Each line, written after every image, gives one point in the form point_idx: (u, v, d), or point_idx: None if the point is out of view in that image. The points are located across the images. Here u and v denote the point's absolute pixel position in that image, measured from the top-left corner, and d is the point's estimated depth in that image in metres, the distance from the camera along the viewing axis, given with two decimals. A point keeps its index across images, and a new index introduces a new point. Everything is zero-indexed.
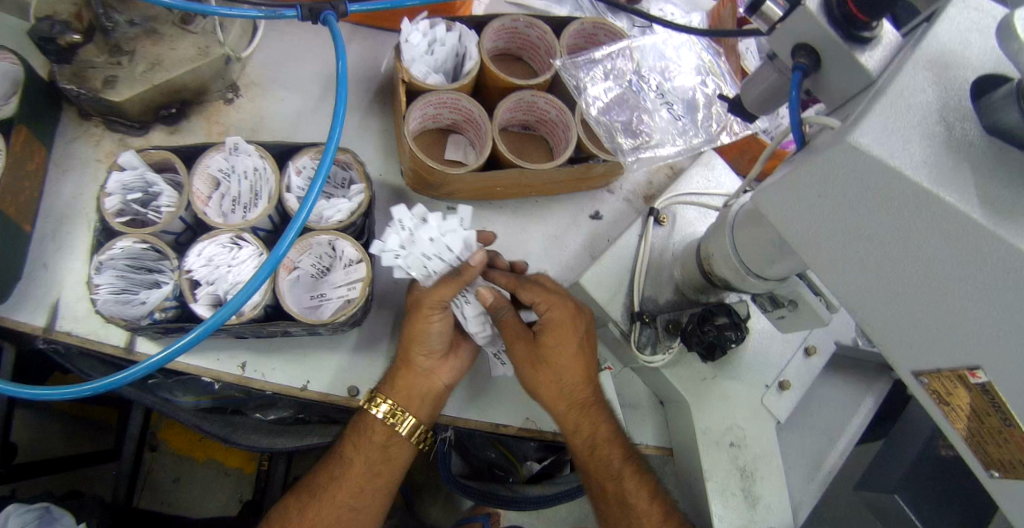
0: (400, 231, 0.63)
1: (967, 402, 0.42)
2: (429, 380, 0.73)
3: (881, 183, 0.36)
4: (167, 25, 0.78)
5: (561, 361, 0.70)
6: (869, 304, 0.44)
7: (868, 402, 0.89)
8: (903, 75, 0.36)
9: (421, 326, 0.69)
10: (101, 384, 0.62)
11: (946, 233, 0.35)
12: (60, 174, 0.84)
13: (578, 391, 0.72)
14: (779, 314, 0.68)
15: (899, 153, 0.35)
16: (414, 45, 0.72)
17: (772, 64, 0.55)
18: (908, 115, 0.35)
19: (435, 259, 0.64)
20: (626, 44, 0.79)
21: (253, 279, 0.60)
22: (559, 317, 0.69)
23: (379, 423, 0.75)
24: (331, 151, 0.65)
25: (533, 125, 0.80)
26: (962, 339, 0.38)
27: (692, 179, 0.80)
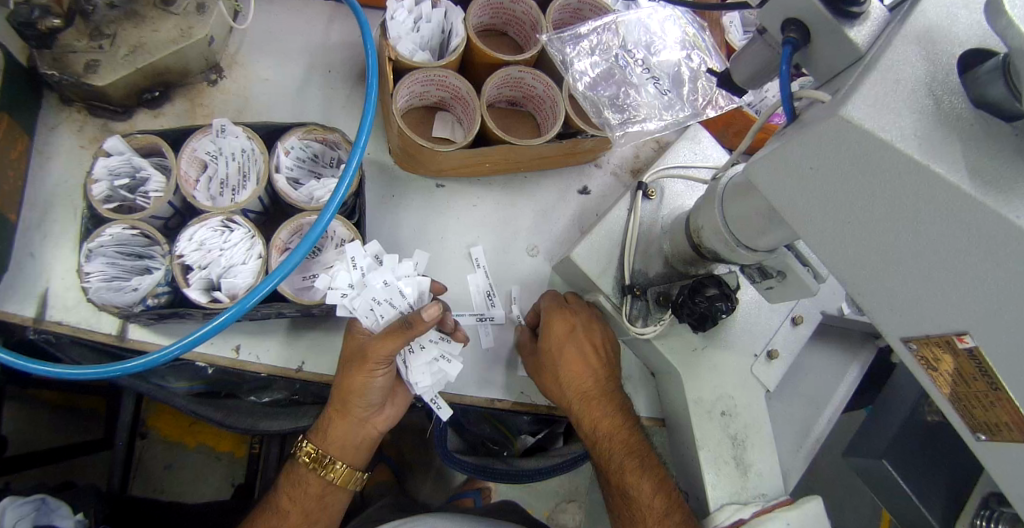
0: (353, 269, 0.67)
1: (950, 366, 0.44)
2: (364, 428, 0.74)
3: (871, 153, 0.38)
4: (147, 7, 0.77)
5: (560, 357, 0.72)
6: (859, 273, 0.45)
7: (854, 369, 0.91)
8: (890, 50, 0.38)
9: (362, 381, 0.67)
10: (118, 369, 0.63)
11: (933, 201, 0.36)
12: (42, 160, 0.83)
13: (583, 385, 0.72)
14: (768, 284, 0.70)
15: (887, 128, 0.36)
16: (399, 22, 0.71)
17: (762, 39, 0.56)
18: (895, 89, 0.37)
19: (384, 306, 0.67)
20: (611, 18, 0.79)
21: (275, 275, 0.60)
22: (553, 317, 0.73)
23: (312, 474, 0.76)
24: (358, 151, 0.63)
25: (520, 101, 0.81)
26: (950, 304, 0.40)
27: (679, 152, 0.80)
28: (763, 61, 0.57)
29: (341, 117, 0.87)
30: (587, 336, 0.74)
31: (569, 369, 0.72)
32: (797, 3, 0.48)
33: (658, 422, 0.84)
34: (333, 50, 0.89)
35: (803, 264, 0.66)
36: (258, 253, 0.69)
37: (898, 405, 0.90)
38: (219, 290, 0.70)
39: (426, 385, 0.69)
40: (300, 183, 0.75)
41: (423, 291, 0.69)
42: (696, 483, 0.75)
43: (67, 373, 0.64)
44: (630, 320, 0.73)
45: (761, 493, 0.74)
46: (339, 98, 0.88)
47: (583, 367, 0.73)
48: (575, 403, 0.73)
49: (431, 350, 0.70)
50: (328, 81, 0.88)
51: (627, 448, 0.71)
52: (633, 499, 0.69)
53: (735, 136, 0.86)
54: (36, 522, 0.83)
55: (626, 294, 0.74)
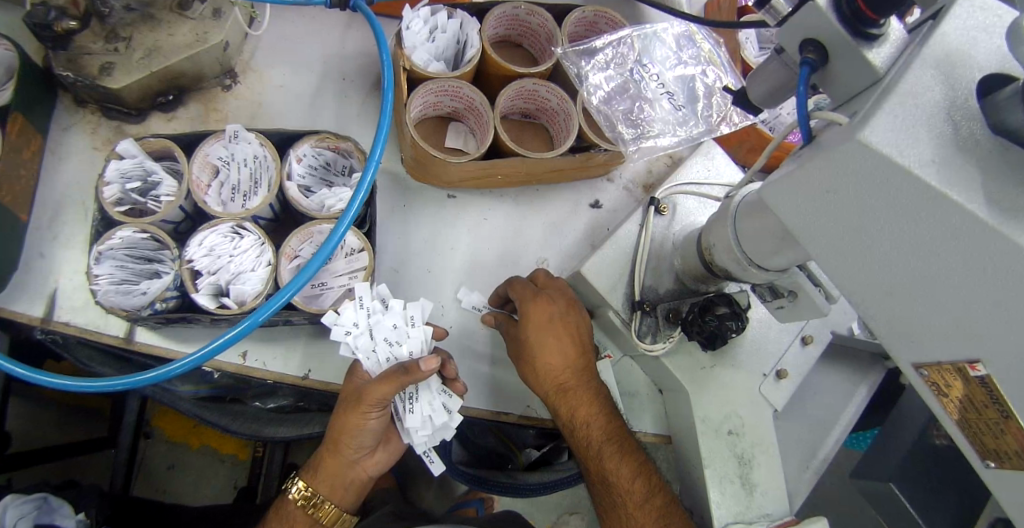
0: (360, 309, 0.64)
1: (962, 393, 0.44)
2: (354, 469, 0.75)
3: (890, 180, 0.37)
4: (164, 11, 0.78)
5: (539, 346, 0.71)
6: (873, 297, 0.45)
7: (863, 390, 0.91)
8: (912, 72, 0.37)
9: (353, 422, 0.68)
10: (131, 380, 0.64)
11: (950, 229, 0.36)
12: (55, 160, 0.84)
13: (556, 373, 0.71)
14: (779, 304, 0.69)
15: (907, 154, 0.36)
16: (414, 31, 0.72)
17: (780, 59, 0.56)
18: (916, 114, 0.36)
19: (387, 348, 0.65)
20: (628, 32, 0.78)
21: (286, 290, 0.59)
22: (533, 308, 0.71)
23: (299, 511, 0.76)
24: (373, 165, 0.63)
25: (533, 113, 0.80)
26: (962, 334, 0.40)
27: (692, 168, 0.79)
28: (778, 80, 0.58)
29: (354, 125, 0.87)
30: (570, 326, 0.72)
31: (552, 362, 0.71)
32: (818, 25, 0.48)
33: (664, 440, 0.82)
34: (347, 58, 0.89)
35: (816, 286, 0.66)
36: (268, 261, 0.69)
37: (908, 426, 0.89)
38: (228, 296, 0.70)
39: (416, 433, 0.67)
40: (311, 191, 0.75)
41: (422, 340, 0.66)
42: (701, 501, 0.75)
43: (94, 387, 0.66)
44: (639, 336, 0.72)
45: (766, 513, 0.73)
46: (352, 106, 0.88)
47: (565, 358, 0.71)
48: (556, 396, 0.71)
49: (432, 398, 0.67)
50: (342, 89, 0.88)
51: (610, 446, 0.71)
52: (616, 490, 0.71)
53: (748, 153, 0.85)
54: (38, 521, 0.84)
55: (636, 311, 0.73)
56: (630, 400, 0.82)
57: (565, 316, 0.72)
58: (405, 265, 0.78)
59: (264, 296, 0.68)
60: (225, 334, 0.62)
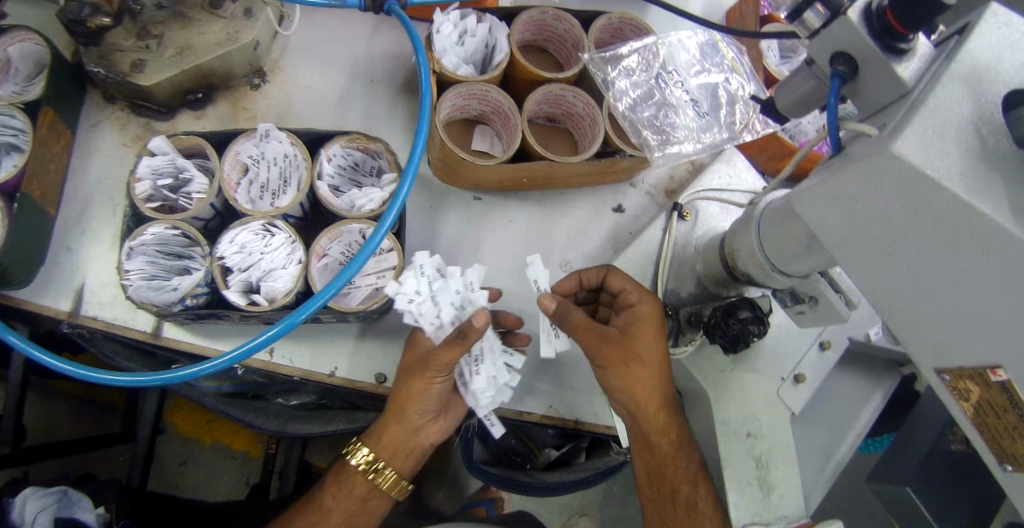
0: (421, 277, 0.67)
1: (981, 398, 0.44)
2: (416, 437, 0.75)
3: (919, 191, 0.38)
4: (195, 10, 0.79)
5: (649, 355, 0.68)
6: (898, 302, 0.46)
7: (878, 396, 0.92)
8: (940, 87, 0.37)
9: (418, 387, 0.69)
10: (166, 377, 0.65)
11: (976, 239, 0.37)
12: (83, 156, 0.85)
13: (660, 385, 0.69)
14: (799, 309, 0.70)
15: (937, 166, 0.37)
16: (445, 35, 0.73)
17: (810, 70, 0.57)
18: (946, 127, 0.37)
19: (450, 312, 0.68)
20: (653, 40, 0.79)
21: (324, 292, 0.61)
22: (643, 314, 0.68)
23: (359, 475, 0.77)
24: (410, 173, 0.64)
25: (558, 118, 0.81)
26: (983, 339, 0.41)
27: (716, 174, 0.81)
28: (807, 89, 0.59)
29: (381, 127, 0.88)
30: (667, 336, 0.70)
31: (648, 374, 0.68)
32: (852, 37, 0.50)
33: (682, 442, 0.84)
34: (375, 60, 0.90)
35: (835, 292, 0.66)
36: (299, 259, 0.70)
37: (922, 434, 0.90)
38: (257, 292, 0.71)
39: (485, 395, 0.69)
40: (340, 191, 0.76)
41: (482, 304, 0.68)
42: (718, 502, 0.76)
43: (120, 380, 0.66)
44: None
45: (784, 516, 0.74)
46: (379, 108, 0.89)
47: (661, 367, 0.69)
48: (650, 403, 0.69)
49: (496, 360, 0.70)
50: (368, 90, 0.89)
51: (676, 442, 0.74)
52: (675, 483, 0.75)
53: (769, 160, 0.86)
54: (58, 514, 0.85)
55: (660, 313, 0.76)
56: None
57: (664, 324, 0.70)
58: None
59: (294, 294, 0.69)
60: (261, 334, 0.63)
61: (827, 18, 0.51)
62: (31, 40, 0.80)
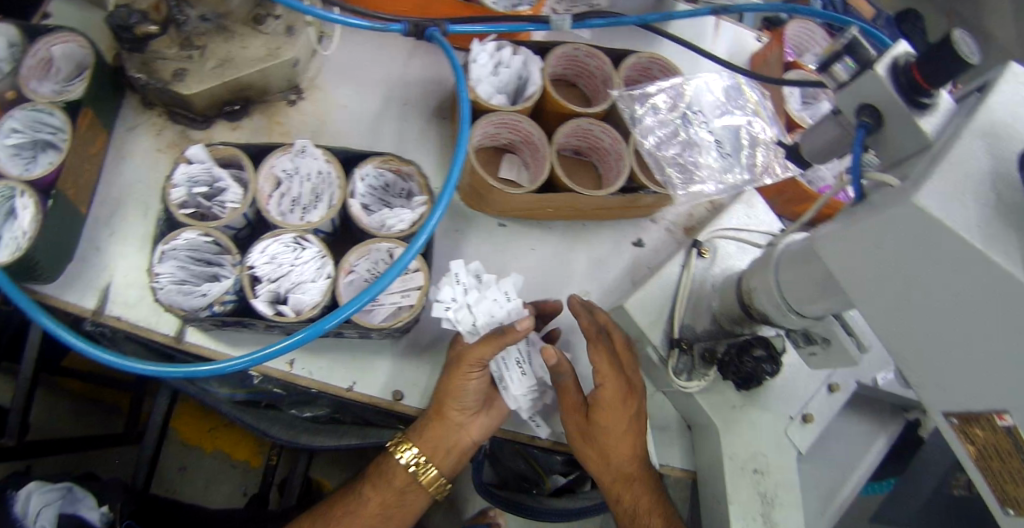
0: (456, 285, 0.71)
1: (988, 442, 0.45)
2: (458, 435, 0.76)
3: (934, 239, 0.40)
4: (239, 24, 0.81)
5: (612, 436, 0.74)
6: (913, 345, 0.47)
7: (882, 439, 0.93)
8: (960, 143, 0.40)
9: (458, 383, 0.70)
10: (186, 371, 0.64)
11: (989, 288, 0.39)
12: (117, 159, 0.87)
13: (625, 464, 0.77)
14: (811, 350, 0.72)
15: (953, 217, 0.39)
16: (480, 65, 0.75)
17: (835, 119, 0.60)
18: (964, 180, 0.39)
19: (487, 319, 0.71)
20: (679, 81, 0.82)
21: (348, 306, 0.61)
22: (608, 392, 0.72)
23: (401, 468, 0.78)
24: (445, 194, 0.64)
25: (584, 151, 0.83)
26: (996, 384, 0.42)
27: (735, 214, 0.84)
28: (830, 136, 0.62)
29: (411, 149, 0.90)
30: (634, 409, 0.75)
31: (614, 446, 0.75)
32: (881, 98, 0.52)
33: (690, 475, 0.84)
34: (409, 84, 0.93)
35: (848, 334, 0.68)
36: (328, 274, 0.72)
37: (925, 478, 0.91)
38: (284, 304, 0.72)
39: (516, 387, 0.72)
40: (370, 210, 0.78)
41: (518, 308, 0.71)
42: None
43: (145, 371, 0.65)
44: (675, 373, 0.75)
45: None
46: (410, 131, 0.91)
47: (624, 440, 0.75)
48: (611, 469, 0.77)
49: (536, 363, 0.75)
50: (401, 113, 0.92)
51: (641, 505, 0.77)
52: None
53: (786, 204, 0.89)
54: (62, 510, 0.87)
55: (674, 348, 0.76)
56: (660, 433, 0.84)
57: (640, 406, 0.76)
58: None
59: (321, 308, 0.71)
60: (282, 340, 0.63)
61: (854, 71, 0.56)
62: (76, 42, 0.82)
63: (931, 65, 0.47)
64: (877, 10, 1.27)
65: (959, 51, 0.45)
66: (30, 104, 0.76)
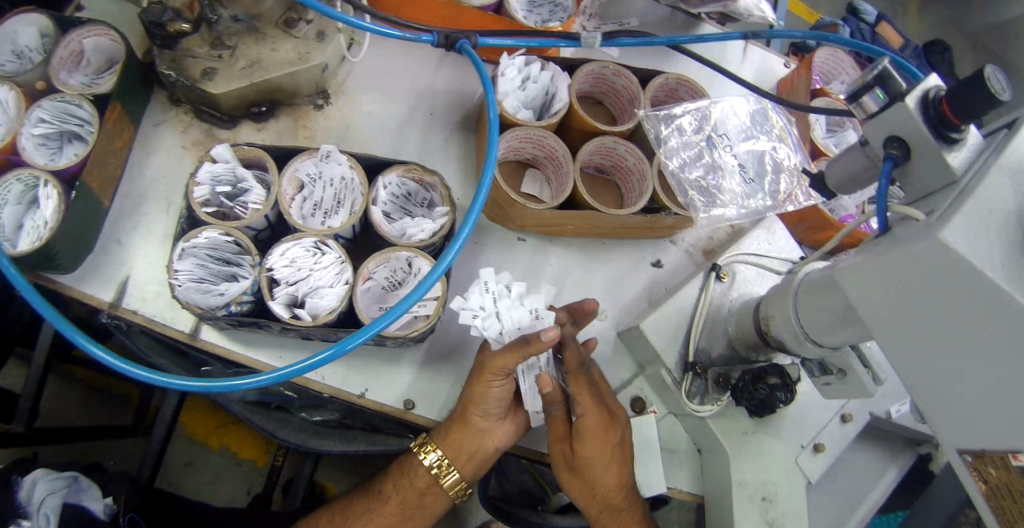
0: (485, 292, 0.70)
1: (1003, 483, 0.43)
2: (481, 441, 0.74)
3: (960, 276, 0.40)
4: (270, 27, 0.82)
5: (595, 467, 0.73)
6: (929, 387, 0.46)
7: (892, 472, 0.93)
8: (989, 182, 0.41)
9: (481, 389, 0.70)
10: (227, 385, 0.63)
11: (1012, 328, 0.39)
12: (142, 154, 0.87)
13: (612, 492, 0.75)
14: (825, 380, 0.71)
15: (979, 254, 0.39)
16: (508, 78, 0.76)
17: (863, 149, 0.60)
18: (991, 219, 0.40)
19: (512, 330, 0.70)
20: (705, 103, 0.82)
21: (383, 320, 0.60)
22: (592, 429, 0.70)
23: (424, 470, 0.77)
24: (477, 209, 0.64)
25: (607, 169, 0.84)
26: (1013, 426, 0.41)
27: (754, 240, 0.83)
28: (856, 166, 0.62)
29: (434, 159, 0.91)
30: (617, 439, 0.72)
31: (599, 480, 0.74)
32: (916, 133, 0.52)
33: (697, 500, 0.83)
34: (435, 93, 0.93)
35: (865, 367, 0.67)
36: (346, 279, 0.72)
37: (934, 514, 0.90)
38: (300, 307, 0.73)
39: (528, 399, 0.73)
40: (391, 217, 0.78)
41: (543, 316, 0.71)
42: None
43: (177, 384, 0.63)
44: (688, 397, 0.75)
45: None
46: (434, 140, 0.91)
47: (611, 474, 0.74)
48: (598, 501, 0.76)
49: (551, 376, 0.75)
50: (426, 122, 0.92)
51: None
52: None
53: (807, 232, 0.89)
54: (67, 499, 0.87)
55: (687, 372, 0.76)
56: (668, 456, 0.83)
57: (624, 436, 0.73)
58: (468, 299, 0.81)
59: (338, 313, 0.71)
60: (317, 356, 0.63)
61: (883, 102, 0.56)
62: (108, 36, 0.83)
63: (963, 100, 0.47)
64: (904, 40, 1.26)
65: (992, 88, 0.45)
66: (59, 95, 0.77)
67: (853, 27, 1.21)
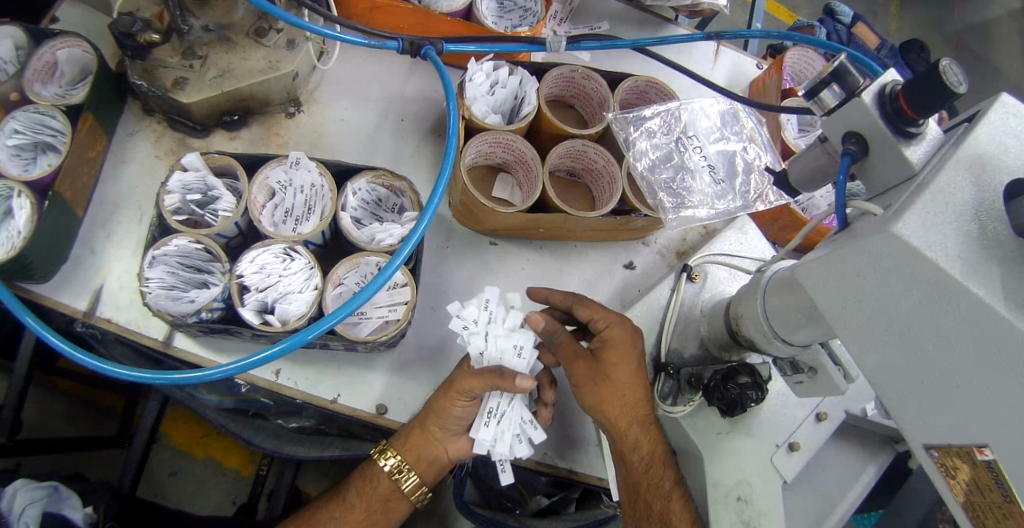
0: (482, 308, 0.70)
1: (970, 477, 0.42)
2: (438, 448, 0.75)
3: (916, 268, 0.40)
4: (240, 35, 0.82)
5: (623, 376, 0.72)
6: (891, 380, 0.45)
7: (870, 470, 0.93)
8: (944, 174, 0.40)
9: (443, 404, 0.70)
10: (168, 377, 0.65)
11: (969, 319, 0.38)
12: (116, 164, 0.87)
13: (640, 408, 0.72)
14: (797, 379, 0.71)
15: (934, 246, 0.39)
16: (476, 84, 0.76)
17: (823, 146, 0.60)
18: (947, 210, 0.39)
19: (494, 357, 0.69)
20: (676, 104, 0.82)
21: (330, 318, 0.62)
22: (617, 333, 0.73)
23: (384, 475, 0.78)
24: (430, 210, 0.66)
25: (578, 172, 0.84)
26: (974, 419, 0.40)
27: (726, 240, 0.84)
28: (817, 164, 0.62)
29: (406, 164, 0.91)
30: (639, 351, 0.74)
31: (624, 392, 0.72)
32: (871, 130, 0.52)
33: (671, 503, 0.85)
34: (407, 100, 0.94)
35: (835, 364, 0.68)
36: (315, 285, 0.73)
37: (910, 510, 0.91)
38: (270, 313, 0.73)
39: (478, 430, 0.70)
40: (361, 223, 0.79)
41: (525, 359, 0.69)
42: None
43: (127, 374, 0.67)
44: (660, 398, 0.76)
45: None
46: (406, 146, 0.92)
47: (635, 385, 0.73)
48: (624, 419, 0.72)
49: (516, 417, 0.70)
50: (399, 129, 0.92)
51: (657, 455, 0.74)
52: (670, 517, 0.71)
53: (780, 231, 0.89)
54: (46, 508, 0.85)
55: (660, 373, 0.77)
56: None
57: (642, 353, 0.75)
58: (441, 303, 0.82)
59: (307, 319, 0.71)
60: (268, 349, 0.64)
61: (842, 98, 0.56)
62: (80, 48, 0.83)
63: (920, 94, 0.47)
64: (881, 40, 1.27)
65: (947, 82, 0.46)
66: (32, 106, 0.77)
67: (829, 29, 1.22)
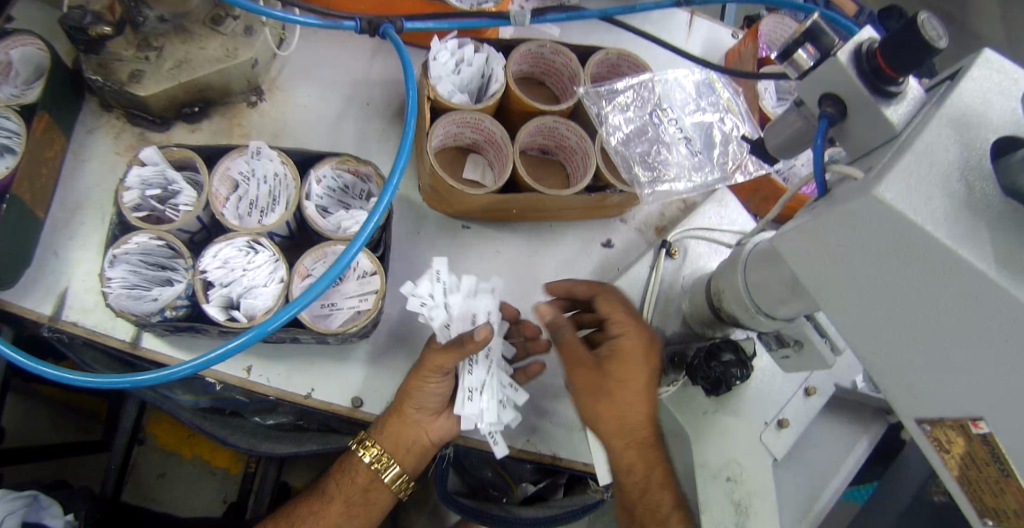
0: (436, 281, 0.69)
1: (964, 451, 0.41)
2: (417, 431, 0.73)
3: (903, 236, 0.36)
4: (196, 24, 0.79)
5: (632, 394, 0.69)
6: (880, 352, 0.43)
7: (863, 442, 0.92)
8: (927, 131, 0.36)
9: (416, 383, 0.69)
10: (131, 379, 0.63)
11: (960, 288, 0.35)
12: (77, 162, 0.85)
13: (639, 430, 0.70)
14: (784, 353, 0.69)
15: (920, 211, 0.35)
16: (441, 63, 0.73)
17: (799, 111, 0.57)
18: (930, 171, 0.36)
19: (458, 325, 0.69)
20: (648, 76, 0.80)
21: (292, 305, 0.59)
22: (629, 344, 0.69)
23: (364, 466, 0.76)
24: (390, 189, 0.63)
25: (551, 150, 0.81)
26: (967, 389, 0.38)
27: (705, 214, 0.82)
28: (794, 129, 0.59)
29: (376, 151, 0.89)
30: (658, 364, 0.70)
31: (625, 407, 0.69)
32: (842, 83, 0.49)
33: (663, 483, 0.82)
34: (373, 84, 0.91)
35: (821, 336, 0.65)
36: (280, 277, 0.70)
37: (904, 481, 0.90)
38: (237, 309, 0.70)
39: (464, 406, 0.68)
40: (328, 211, 0.76)
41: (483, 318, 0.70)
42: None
43: (90, 381, 0.64)
44: None
45: None
46: (374, 132, 0.89)
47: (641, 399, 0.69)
48: (620, 440, 0.70)
49: (497, 383, 0.70)
50: (365, 114, 0.90)
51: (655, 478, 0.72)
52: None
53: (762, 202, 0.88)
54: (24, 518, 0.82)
55: None
56: None
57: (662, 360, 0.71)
58: None
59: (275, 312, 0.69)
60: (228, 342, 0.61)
61: (817, 59, 0.54)
62: (33, 44, 0.80)
63: (896, 45, 0.44)
64: (860, 6, 1.25)
65: (925, 35, 0.43)
66: None
67: None
